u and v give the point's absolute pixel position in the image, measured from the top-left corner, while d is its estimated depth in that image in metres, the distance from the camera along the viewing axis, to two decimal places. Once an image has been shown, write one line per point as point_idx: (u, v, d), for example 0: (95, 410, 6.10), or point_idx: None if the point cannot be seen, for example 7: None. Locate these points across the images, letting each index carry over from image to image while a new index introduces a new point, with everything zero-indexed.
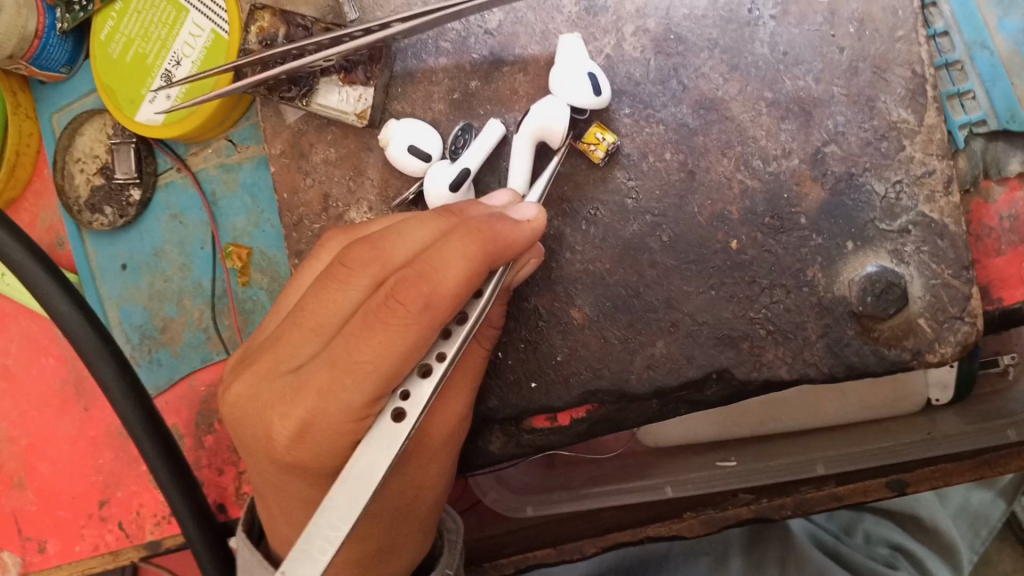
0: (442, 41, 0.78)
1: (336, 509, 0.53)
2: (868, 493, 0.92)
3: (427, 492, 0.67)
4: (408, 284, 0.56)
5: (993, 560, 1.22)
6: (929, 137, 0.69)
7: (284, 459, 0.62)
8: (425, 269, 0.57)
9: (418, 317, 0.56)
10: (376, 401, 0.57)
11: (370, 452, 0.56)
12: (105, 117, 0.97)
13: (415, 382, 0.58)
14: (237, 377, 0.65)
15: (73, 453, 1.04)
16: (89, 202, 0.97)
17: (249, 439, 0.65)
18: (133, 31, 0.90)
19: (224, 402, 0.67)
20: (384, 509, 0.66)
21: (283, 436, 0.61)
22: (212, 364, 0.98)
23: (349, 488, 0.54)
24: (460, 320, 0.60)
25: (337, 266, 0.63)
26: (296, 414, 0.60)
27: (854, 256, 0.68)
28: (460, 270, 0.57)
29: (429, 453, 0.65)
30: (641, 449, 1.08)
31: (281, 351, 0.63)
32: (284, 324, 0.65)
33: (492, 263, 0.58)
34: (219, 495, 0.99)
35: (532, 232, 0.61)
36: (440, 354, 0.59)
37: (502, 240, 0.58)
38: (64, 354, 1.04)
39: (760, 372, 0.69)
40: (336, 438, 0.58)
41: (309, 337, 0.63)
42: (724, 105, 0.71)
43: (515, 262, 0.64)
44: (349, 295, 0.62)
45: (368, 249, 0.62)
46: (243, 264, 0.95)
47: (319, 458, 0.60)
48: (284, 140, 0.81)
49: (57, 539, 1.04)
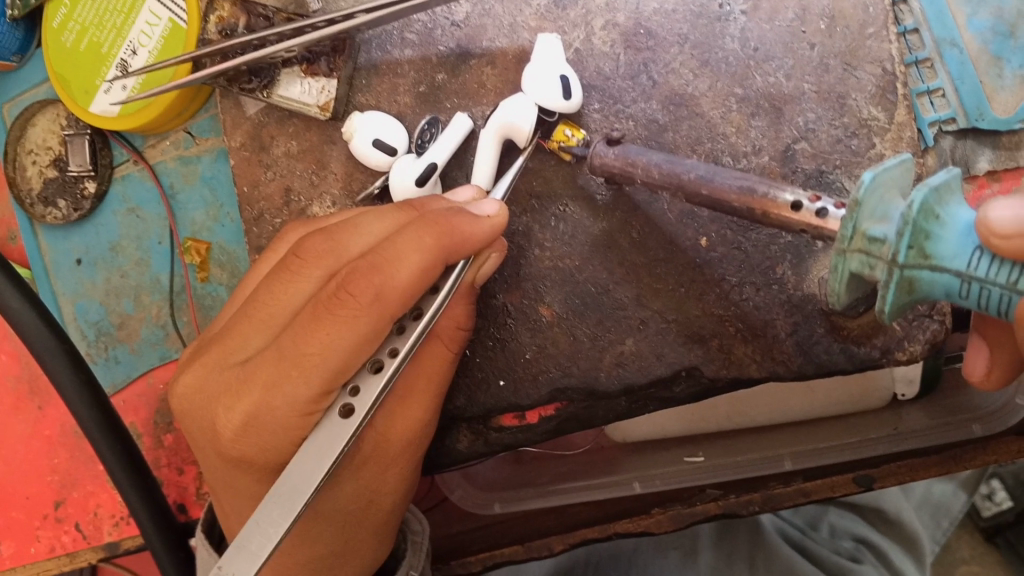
0: (408, 33, 0.76)
1: (277, 505, 0.52)
2: (834, 489, 0.97)
3: (383, 498, 0.66)
4: (360, 275, 0.55)
5: (952, 547, 1.23)
6: (899, 135, 0.69)
7: (229, 453, 0.59)
8: (378, 261, 0.56)
9: (368, 309, 0.55)
10: (325, 396, 0.55)
11: (314, 450, 0.54)
12: (58, 107, 0.94)
13: (366, 377, 0.56)
14: (186, 369, 0.63)
15: (26, 453, 1.00)
16: (42, 195, 0.93)
17: (197, 433, 0.63)
18: (87, 18, 0.87)
19: (173, 394, 0.64)
20: (333, 511, 0.64)
21: (228, 429, 0.58)
22: (170, 361, 0.96)
23: (292, 484, 0.53)
24: (416, 317, 0.59)
25: (291, 257, 0.62)
26: (241, 406, 0.58)
27: (824, 254, 0.67)
28: (413, 263, 0.56)
29: (387, 458, 0.64)
30: (608, 445, 1.04)
31: (231, 342, 0.61)
32: (236, 315, 0.63)
33: (447, 257, 0.57)
34: (179, 496, 0.97)
35: (492, 228, 0.59)
36: (393, 350, 0.57)
37: (460, 234, 0.57)
38: (17, 351, 1.01)
39: (730, 369, 0.68)
40: (280, 433, 0.56)
41: (260, 328, 0.61)
42: (694, 101, 0.71)
43: (475, 257, 0.62)
44: (302, 286, 0.61)
45: (323, 241, 0.61)
46: (202, 258, 0.93)
47: (264, 453, 0.58)
48: (245, 133, 0.78)
49: (10, 541, 1.01)
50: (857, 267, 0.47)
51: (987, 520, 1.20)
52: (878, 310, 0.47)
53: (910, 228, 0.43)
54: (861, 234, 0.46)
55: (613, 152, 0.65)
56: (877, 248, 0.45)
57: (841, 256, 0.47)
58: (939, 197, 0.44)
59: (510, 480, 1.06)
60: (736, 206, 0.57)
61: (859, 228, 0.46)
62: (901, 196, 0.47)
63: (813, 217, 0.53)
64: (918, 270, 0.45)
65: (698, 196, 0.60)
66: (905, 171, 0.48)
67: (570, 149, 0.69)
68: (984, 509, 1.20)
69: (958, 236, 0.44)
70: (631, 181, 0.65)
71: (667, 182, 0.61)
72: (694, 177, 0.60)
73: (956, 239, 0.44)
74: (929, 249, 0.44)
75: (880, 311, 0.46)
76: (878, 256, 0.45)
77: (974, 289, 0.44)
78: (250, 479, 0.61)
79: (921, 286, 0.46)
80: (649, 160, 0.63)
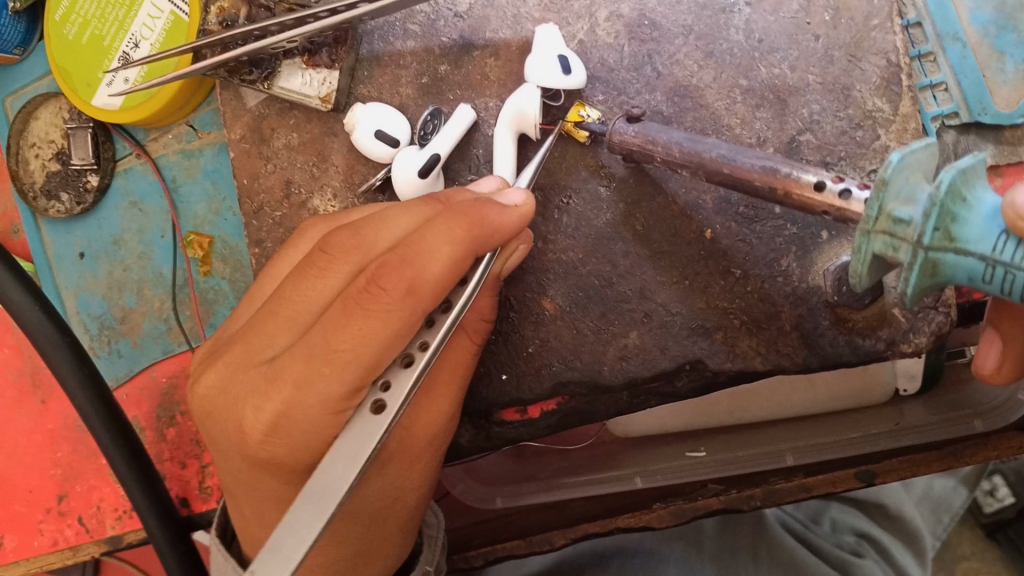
0: (410, 24, 0.76)
1: (308, 506, 0.50)
2: (835, 484, 0.96)
3: (408, 494, 0.65)
4: (391, 269, 0.55)
5: (953, 544, 1.23)
6: (903, 127, 0.69)
7: (258, 454, 0.59)
8: (408, 254, 0.55)
9: (401, 303, 0.54)
10: (356, 393, 0.54)
11: (344, 450, 0.52)
12: (61, 101, 0.94)
13: (397, 372, 0.56)
14: (208, 368, 0.63)
15: (29, 447, 1.00)
16: (44, 188, 0.93)
17: (219, 434, 0.63)
18: (89, 11, 0.86)
19: (195, 396, 0.64)
20: (359, 510, 0.63)
21: (255, 431, 0.58)
22: (173, 356, 0.95)
23: (324, 483, 0.51)
24: (445, 310, 0.59)
25: (317, 253, 0.61)
26: (270, 405, 0.57)
27: (829, 245, 0.67)
28: (445, 254, 0.56)
29: (411, 455, 0.64)
30: (610, 439, 1.05)
31: (255, 341, 0.61)
32: (257, 315, 0.62)
33: (478, 249, 0.57)
34: (182, 490, 0.95)
35: (520, 217, 0.60)
36: (423, 343, 0.57)
37: (489, 225, 0.57)
38: (20, 345, 1.01)
39: (734, 362, 0.68)
40: (313, 432, 0.56)
41: (285, 327, 0.61)
42: (698, 93, 0.70)
43: (503, 249, 0.63)
44: (329, 283, 0.60)
45: (349, 236, 0.61)
46: (205, 252, 0.92)
47: (295, 454, 0.58)
48: (245, 125, 0.78)
49: (13, 535, 1.00)
50: (881, 249, 0.47)
51: (989, 516, 1.20)
52: (899, 292, 0.47)
53: (936, 209, 0.43)
54: (887, 215, 0.45)
55: (633, 129, 0.65)
56: (902, 229, 0.45)
57: (865, 236, 0.47)
58: (966, 180, 0.44)
59: (513, 475, 1.06)
60: (758, 185, 0.57)
61: (884, 209, 0.46)
62: (925, 179, 0.47)
63: (836, 198, 0.53)
64: (942, 253, 0.45)
65: (720, 175, 0.60)
66: (929, 155, 0.47)
67: (585, 127, 0.68)
68: (985, 505, 1.20)
69: (983, 219, 0.43)
70: (650, 160, 0.64)
71: (688, 160, 0.61)
72: (715, 156, 0.60)
73: (982, 223, 0.43)
74: (954, 232, 0.44)
75: (902, 294, 0.46)
76: (903, 238, 0.45)
77: (997, 274, 0.44)
78: (255, 470, 0.61)
79: (944, 270, 0.46)
80: (669, 138, 0.62)
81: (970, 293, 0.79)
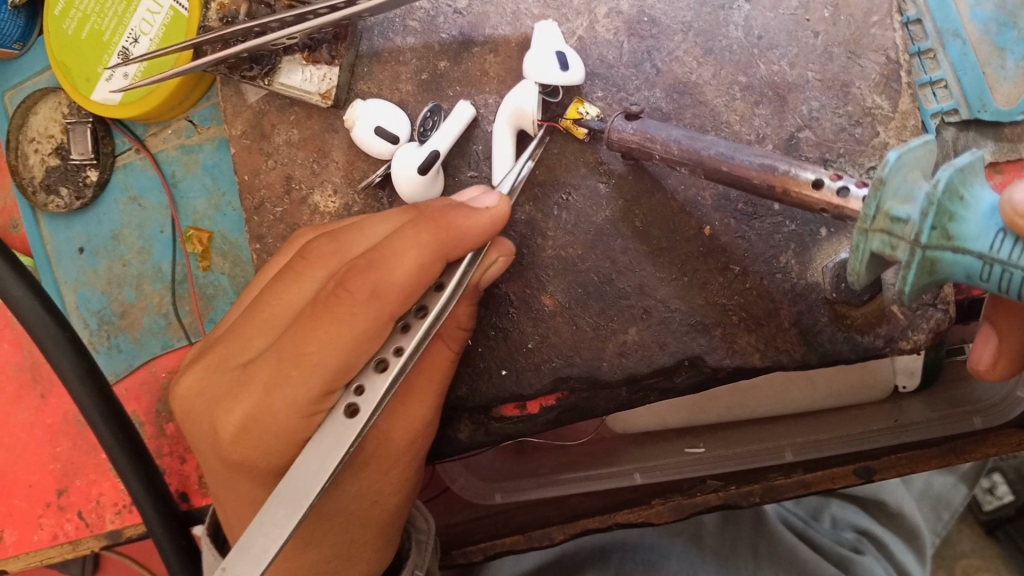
0: (409, 20, 0.76)
1: (280, 507, 0.51)
2: (834, 481, 0.95)
3: (387, 498, 0.65)
4: (357, 273, 0.56)
5: (952, 540, 1.23)
6: (903, 123, 0.68)
7: (230, 456, 0.59)
8: (375, 259, 0.56)
9: (366, 306, 0.55)
10: (327, 397, 0.55)
11: (317, 452, 0.53)
12: (60, 96, 0.94)
13: (371, 376, 0.56)
14: (187, 371, 0.63)
15: (29, 442, 1.01)
16: (44, 183, 0.93)
17: (197, 436, 0.63)
18: (88, 6, 0.86)
19: (173, 397, 0.64)
20: (334, 513, 0.64)
21: (226, 432, 0.58)
22: (172, 350, 0.95)
23: (297, 484, 0.52)
24: (420, 314, 0.58)
25: (296, 259, 0.62)
26: (240, 408, 0.57)
27: (828, 242, 0.67)
28: (412, 259, 0.56)
29: (389, 459, 0.64)
30: (608, 436, 1.05)
31: (233, 344, 0.61)
32: (237, 319, 0.63)
33: (446, 254, 0.57)
34: (181, 484, 0.96)
35: (491, 221, 0.58)
36: (397, 348, 0.56)
37: (459, 229, 0.57)
38: (19, 339, 1.01)
39: (733, 358, 0.68)
40: (283, 437, 0.56)
41: (262, 330, 0.61)
42: (698, 89, 0.70)
43: (481, 256, 0.62)
44: (305, 287, 0.61)
45: (328, 242, 0.62)
46: (204, 248, 0.93)
47: (265, 456, 0.57)
48: (245, 121, 0.78)
49: (13, 529, 1.01)
50: (879, 247, 0.47)
51: (988, 514, 1.20)
52: (897, 290, 0.47)
53: (934, 208, 0.43)
54: (884, 214, 0.46)
55: (631, 126, 0.65)
56: (900, 228, 0.45)
57: (863, 235, 0.47)
58: (964, 178, 0.44)
59: (511, 470, 1.06)
60: (756, 183, 0.57)
61: (882, 208, 0.46)
62: (923, 177, 0.47)
63: (834, 196, 0.53)
64: (940, 251, 0.45)
65: (718, 173, 0.60)
66: (928, 153, 0.48)
67: (583, 124, 0.69)
68: (985, 502, 1.20)
69: (981, 217, 0.43)
70: (648, 157, 0.64)
71: (686, 158, 0.61)
72: (713, 154, 0.60)
73: (979, 221, 0.43)
74: (952, 230, 0.44)
75: (900, 292, 0.47)
76: (901, 237, 0.45)
77: (995, 271, 0.44)
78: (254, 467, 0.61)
79: (942, 268, 0.46)
80: (668, 135, 0.63)
81: (970, 290, 0.79)
